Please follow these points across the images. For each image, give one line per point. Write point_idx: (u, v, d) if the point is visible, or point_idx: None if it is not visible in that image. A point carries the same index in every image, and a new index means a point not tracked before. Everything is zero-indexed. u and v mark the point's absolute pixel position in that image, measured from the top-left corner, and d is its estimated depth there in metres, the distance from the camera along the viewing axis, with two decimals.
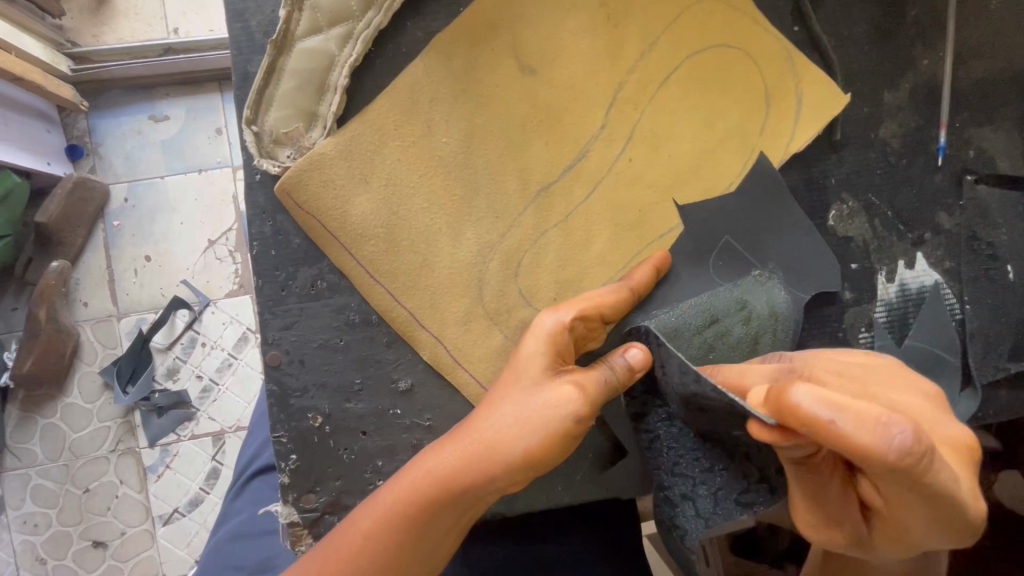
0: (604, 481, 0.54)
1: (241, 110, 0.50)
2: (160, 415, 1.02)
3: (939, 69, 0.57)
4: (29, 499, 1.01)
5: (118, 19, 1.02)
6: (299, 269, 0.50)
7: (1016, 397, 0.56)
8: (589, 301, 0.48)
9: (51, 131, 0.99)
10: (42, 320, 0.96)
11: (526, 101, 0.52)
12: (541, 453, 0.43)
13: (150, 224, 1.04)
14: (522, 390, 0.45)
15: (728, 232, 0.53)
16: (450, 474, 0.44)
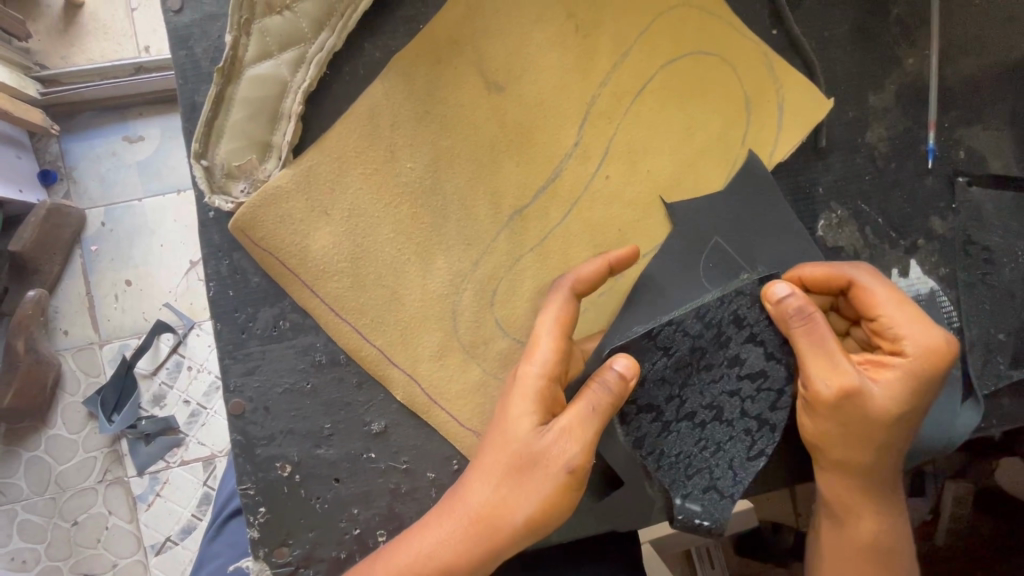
0: (605, 510, 0.51)
1: (190, 143, 0.47)
2: (149, 443, 0.98)
3: (925, 68, 0.54)
4: (15, 535, 0.98)
5: (86, 39, 0.99)
6: (258, 309, 0.47)
7: (1014, 404, 0.55)
8: (553, 331, 0.44)
9: (22, 157, 0.96)
10: (21, 353, 0.92)
11: (494, 120, 0.49)
12: (544, 518, 0.40)
13: (129, 248, 1.01)
14: (514, 456, 0.41)
15: (717, 233, 0.50)
16: (449, 555, 0.41)
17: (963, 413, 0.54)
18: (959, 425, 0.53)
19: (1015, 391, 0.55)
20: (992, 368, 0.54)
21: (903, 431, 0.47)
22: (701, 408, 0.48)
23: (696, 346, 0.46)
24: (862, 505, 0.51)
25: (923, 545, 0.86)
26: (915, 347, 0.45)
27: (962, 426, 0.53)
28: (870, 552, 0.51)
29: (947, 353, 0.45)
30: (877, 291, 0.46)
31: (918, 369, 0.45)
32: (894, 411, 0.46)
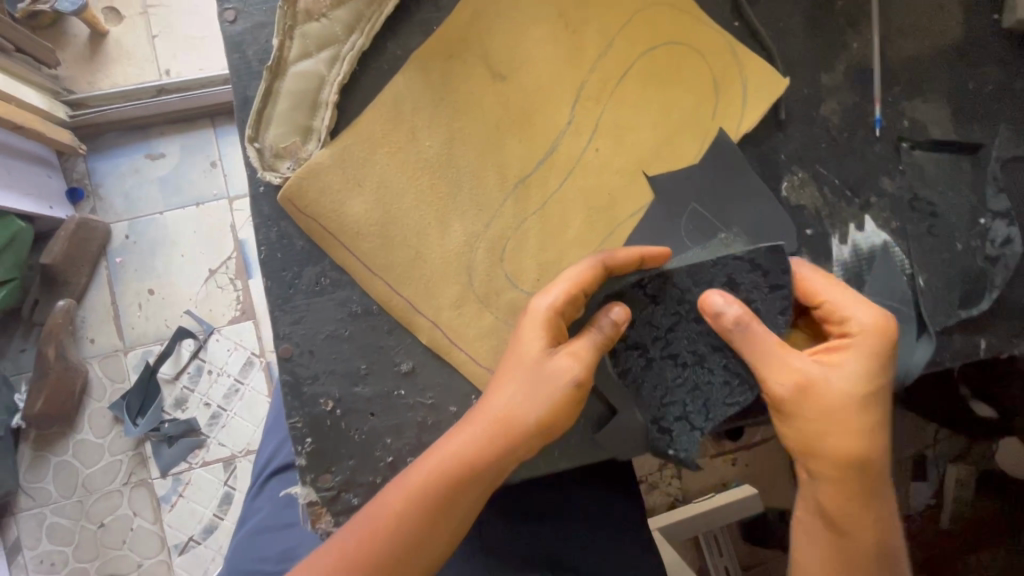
0: (603, 440, 0.58)
1: (243, 130, 0.56)
2: (171, 445, 1.15)
3: (869, 51, 0.63)
4: (45, 539, 1.13)
5: (111, 65, 1.20)
6: (302, 268, 0.55)
7: (964, 341, 0.62)
8: (568, 282, 0.52)
9: (52, 175, 1.16)
10: (51, 358, 1.10)
11: (499, 104, 0.58)
12: (552, 419, 0.49)
13: (151, 258, 1.20)
14: (528, 369, 0.49)
15: (695, 200, 0.59)
16: (473, 453, 0.49)
17: (919, 347, 0.61)
18: (916, 359, 0.61)
19: (966, 329, 0.62)
20: (943, 308, 0.62)
21: (874, 415, 0.52)
22: (688, 351, 0.56)
23: (685, 295, 0.56)
24: (859, 517, 0.52)
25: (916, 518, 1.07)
26: (860, 322, 0.52)
27: (918, 359, 0.61)
28: (871, 562, 0.53)
29: (883, 326, 0.52)
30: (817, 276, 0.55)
31: (866, 348, 0.52)
32: (853, 392, 0.52)
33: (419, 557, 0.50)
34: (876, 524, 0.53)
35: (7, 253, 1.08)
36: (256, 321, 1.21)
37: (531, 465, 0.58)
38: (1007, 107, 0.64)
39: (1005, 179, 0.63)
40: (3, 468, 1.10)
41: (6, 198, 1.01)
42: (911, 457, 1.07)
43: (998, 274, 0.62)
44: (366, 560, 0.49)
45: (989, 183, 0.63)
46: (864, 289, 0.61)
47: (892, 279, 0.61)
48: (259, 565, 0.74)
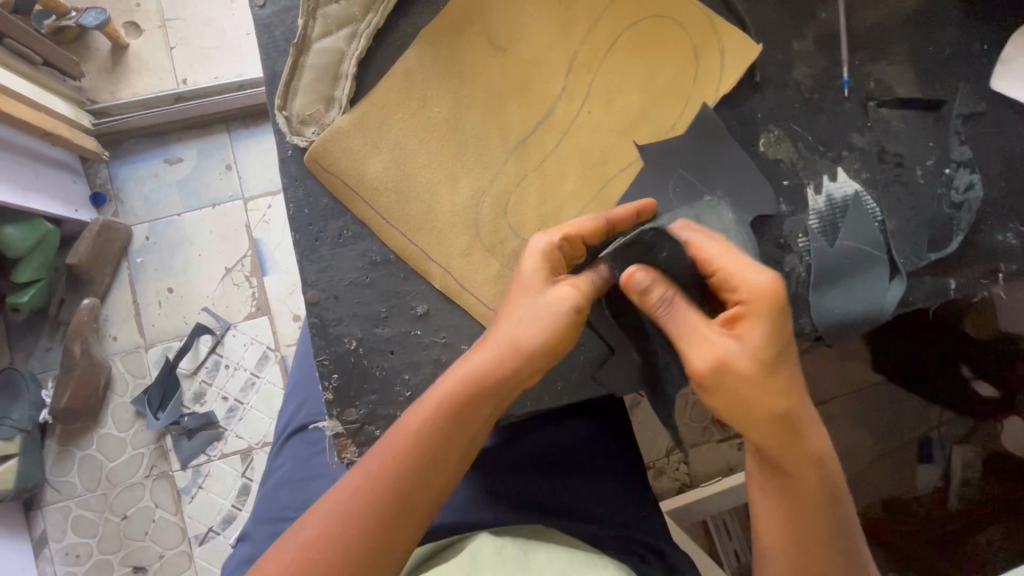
0: (604, 378, 0.64)
1: (272, 101, 0.63)
2: (190, 438, 1.27)
3: (836, 19, 0.69)
4: (70, 531, 1.25)
5: (132, 75, 1.33)
6: (327, 223, 0.62)
7: (937, 283, 0.67)
8: (572, 227, 0.58)
9: (77, 182, 1.30)
10: (77, 355, 1.22)
11: (500, 73, 0.64)
12: (555, 341, 0.56)
13: (170, 258, 1.33)
14: (531, 298, 0.57)
15: (682, 166, 0.65)
16: (484, 370, 0.55)
17: (892, 289, 0.66)
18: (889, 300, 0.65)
19: (937, 271, 0.67)
20: (915, 252, 0.66)
21: (790, 369, 0.55)
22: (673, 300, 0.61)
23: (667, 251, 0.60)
24: (797, 468, 0.56)
25: (937, 508, 1.10)
26: (752, 288, 0.54)
27: (891, 300, 0.65)
28: (814, 500, 0.57)
29: (773, 285, 0.55)
30: (704, 250, 0.57)
31: (761, 305, 0.54)
32: (764, 353, 0.54)
33: (436, 473, 0.56)
34: (815, 466, 0.56)
35: (38, 253, 1.22)
36: (270, 316, 1.32)
37: (536, 399, 0.64)
38: (967, 68, 0.69)
39: (967, 132, 0.68)
40: (32, 462, 1.22)
41: (35, 199, 1.14)
42: (913, 439, 1.14)
43: (963, 218, 0.67)
44: (389, 477, 0.55)
45: (952, 137, 0.68)
46: (840, 236, 0.66)
47: (865, 226, 0.66)
48: (283, 515, 0.79)
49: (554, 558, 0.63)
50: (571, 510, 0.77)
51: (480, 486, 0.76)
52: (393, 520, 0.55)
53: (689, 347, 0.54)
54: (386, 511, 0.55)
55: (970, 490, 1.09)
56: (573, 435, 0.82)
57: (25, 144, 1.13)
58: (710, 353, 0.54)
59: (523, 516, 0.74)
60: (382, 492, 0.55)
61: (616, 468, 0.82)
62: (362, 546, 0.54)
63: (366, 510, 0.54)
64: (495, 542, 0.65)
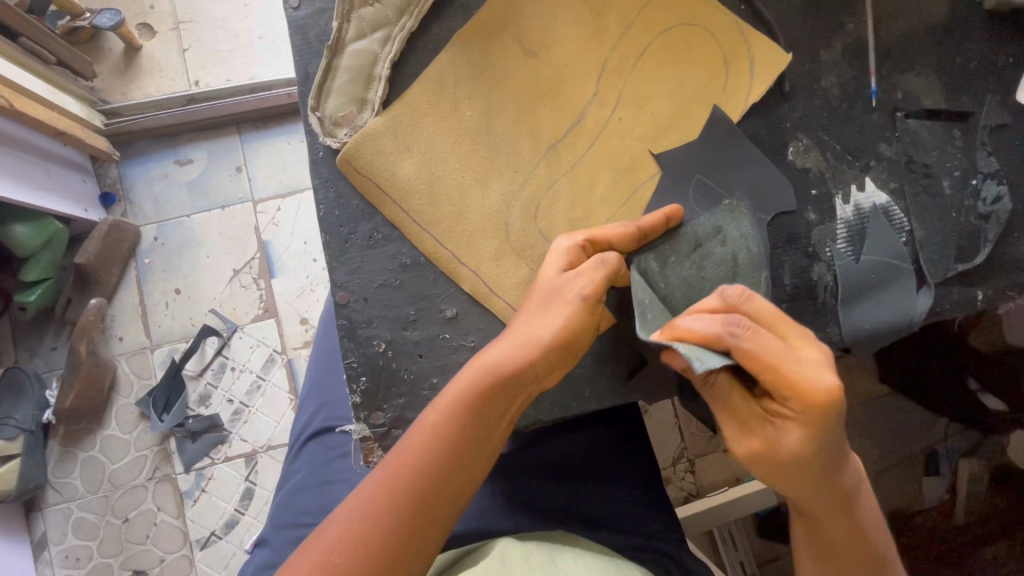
0: (636, 387, 0.63)
1: (305, 101, 0.63)
2: (195, 440, 1.26)
3: (864, 30, 0.70)
4: (70, 534, 1.23)
5: (145, 77, 1.34)
6: (358, 224, 0.63)
7: (965, 294, 0.66)
8: (600, 232, 0.59)
9: (87, 181, 1.29)
10: (83, 354, 1.21)
11: (532, 77, 0.65)
12: (566, 331, 0.55)
13: (178, 259, 1.32)
14: (546, 289, 0.57)
15: (698, 171, 0.65)
16: (500, 362, 0.55)
17: (920, 298, 0.65)
18: (918, 309, 0.65)
19: (964, 282, 0.67)
20: (943, 263, 0.66)
21: (835, 448, 0.53)
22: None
23: (695, 266, 0.61)
24: (830, 516, 0.57)
25: (945, 522, 1.11)
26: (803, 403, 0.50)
27: (920, 309, 0.65)
28: (846, 545, 0.58)
29: (832, 394, 0.50)
30: (749, 355, 0.51)
31: (808, 419, 0.51)
32: (807, 452, 0.52)
33: (458, 472, 0.56)
34: (846, 515, 0.57)
35: (47, 252, 1.21)
36: (278, 319, 1.31)
37: (564, 403, 0.64)
38: (993, 81, 0.70)
39: (993, 144, 0.68)
40: (34, 463, 1.21)
41: (43, 198, 1.13)
42: (920, 452, 1.13)
43: (990, 229, 0.67)
44: (410, 475, 0.55)
45: (979, 148, 0.68)
46: (866, 246, 0.66)
47: (890, 237, 0.66)
48: (301, 518, 0.78)
49: (579, 562, 0.65)
50: (592, 516, 0.76)
51: (499, 492, 0.75)
52: (414, 520, 0.54)
53: (728, 436, 0.57)
54: (408, 510, 0.54)
55: (975, 502, 1.10)
56: (592, 441, 0.81)
57: (37, 144, 1.13)
58: (745, 444, 0.55)
59: (543, 523, 0.73)
60: (403, 491, 0.54)
61: (636, 477, 0.81)
62: (385, 547, 0.53)
63: (387, 511, 0.54)
64: (521, 545, 0.65)
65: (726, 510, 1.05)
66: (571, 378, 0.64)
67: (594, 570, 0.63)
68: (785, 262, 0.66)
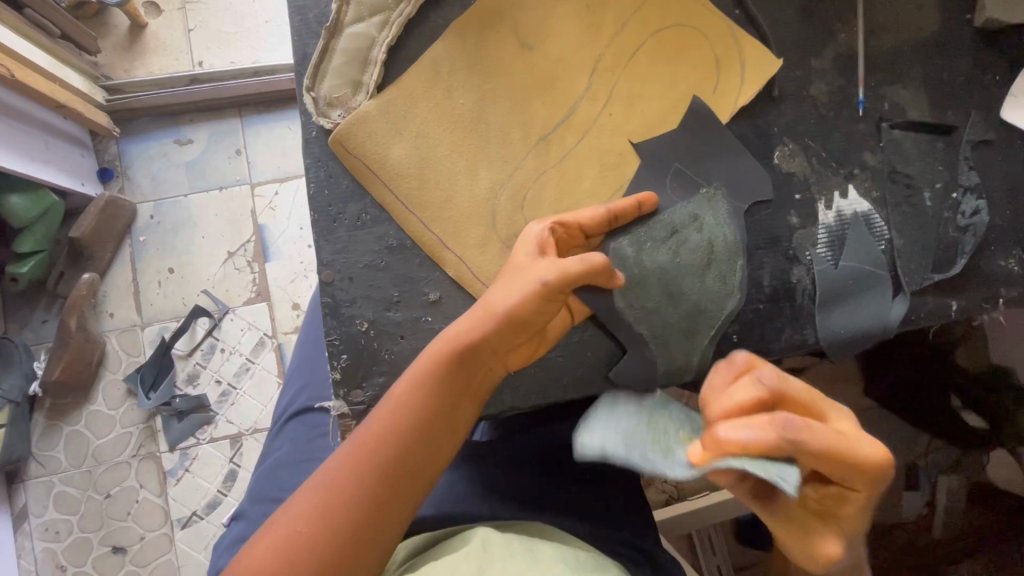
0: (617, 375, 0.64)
1: (301, 81, 0.64)
2: (180, 420, 1.26)
3: (855, 41, 0.71)
4: (51, 507, 1.24)
5: (148, 54, 1.34)
6: (347, 205, 0.64)
7: (940, 304, 0.68)
8: (572, 215, 0.61)
9: (85, 155, 1.30)
10: (73, 329, 1.20)
11: (526, 69, 0.66)
12: (525, 307, 0.55)
13: (173, 238, 1.33)
14: (511, 265, 0.59)
15: (677, 160, 0.66)
16: (459, 334, 0.57)
17: (895, 305, 0.67)
18: (894, 315, 0.66)
19: (939, 292, 0.68)
20: (920, 272, 0.68)
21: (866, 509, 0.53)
22: (676, 299, 0.64)
23: (669, 250, 0.64)
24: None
25: (923, 538, 1.12)
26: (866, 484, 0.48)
27: (896, 315, 0.66)
28: None
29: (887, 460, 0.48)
30: (815, 448, 0.46)
31: (871, 493, 0.49)
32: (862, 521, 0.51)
33: (427, 444, 0.57)
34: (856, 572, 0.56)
35: (41, 224, 1.21)
36: (269, 303, 1.31)
37: (541, 391, 0.65)
38: (978, 96, 0.71)
39: (975, 159, 0.70)
40: (18, 434, 1.21)
41: (40, 169, 1.14)
42: (901, 467, 1.14)
43: (968, 241, 0.68)
44: (376, 447, 0.56)
45: (961, 162, 0.70)
46: (844, 252, 0.67)
47: (869, 244, 0.67)
48: (279, 495, 0.79)
49: (557, 552, 0.63)
50: (567, 507, 0.77)
51: (476, 479, 0.76)
52: (380, 490, 0.55)
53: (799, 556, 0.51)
54: (374, 479, 0.55)
55: (953, 517, 1.11)
56: (571, 433, 0.82)
57: (36, 115, 1.13)
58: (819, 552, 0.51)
59: (518, 511, 0.74)
60: (369, 462, 0.55)
61: (612, 470, 0.82)
62: (350, 519, 0.54)
63: (354, 483, 0.55)
64: (501, 534, 0.64)
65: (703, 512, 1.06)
66: (551, 366, 0.65)
67: (572, 558, 0.63)
68: (764, 262, 0.67)
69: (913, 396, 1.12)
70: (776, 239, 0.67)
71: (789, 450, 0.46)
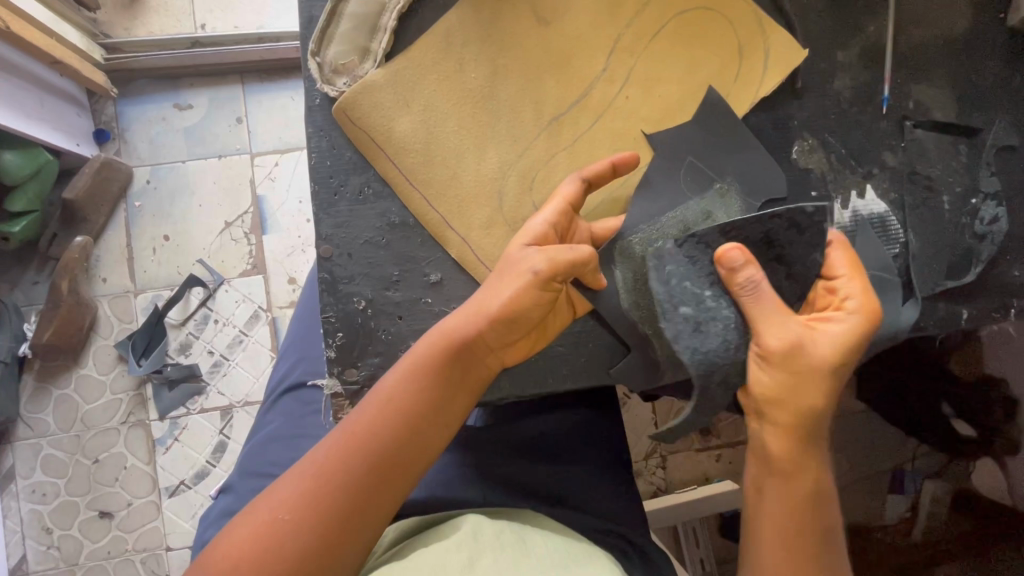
0: (620, 373, 0.63)
1: (307, 46, 0.62)
2: (171, 389, 1.25)
3: (883, 34, 0.68)
4: (38, 470, 1.23)
5: (150, 13, 1.29)
6: (349, 177, 0.61)
7: (951, 312, 0.66)
8: (561, 198, 0.58)
9: (81, 115, 1.26)
10: (64, 292, 1.18)
11: (542, 46, 0.63)
12: (519, 303, 0.55)
13: (169, 204, 1.30)
14: (506, 262, 0.57)
15: (690, 153, 0.63)
16: (453, 329, 0.56)
17: (905, 310, 0.65)
18: (903, 320, 0.65)
19: (951, 299, 0.67)
20: (933, 277, 0.66)
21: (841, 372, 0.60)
22: (691, 301, 0.59)
23: (689, 251, 0.60)
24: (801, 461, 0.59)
25: (902, 538, 1.13)
26: (854, 328, 0.58)
27: (904, 320, 0.65)
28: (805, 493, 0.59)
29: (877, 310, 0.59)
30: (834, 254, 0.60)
31: (858, 319, 0.58)
32: (835, 353, 0.58)
33: (416, 438, 0.56)
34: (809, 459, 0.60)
35: (34, 182, 1.17)
36: (265, 276, 1.29)
37: (540, 380, 0.63)
38: (1006, 99, 0.69)
39: (997, 164, 0.68)
40: (6, 395, 1.19)
41: (34, 127, 1.10)
42: (887, 472, 1.14)
43: (983, 250, 0.67)
44: (366, 438, 0.54)
45: (983, 167, 0.68)
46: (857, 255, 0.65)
47: (882, 248, 0.66)
48: (269, 470, 0.78)
49: (549, 543, 0.63)
50: (558, 497, 0.76)
51: (469, 465, 0.75)
52: (368, 481, 0.54)
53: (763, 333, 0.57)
54: (362, 470, 0.54)
55: (934, 521, 1.12)
56: (568, 423, 0.81)
57: (31, 69, 1.09)
58: (783, 341, 0.57)
59: (510, 499, 0.73)
60: (357, 453, 0.54)
61: (606, 462, 0.81)
62: (337, 510, 0.53)
63: (341, 474, 0.53)
64: (493, 524, 0.63)
65: (692, 506, 1.07)
66: (550, 356, 0.63)
67: (566, 550, 0.62)
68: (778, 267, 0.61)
69: (901, 405, 1.11)
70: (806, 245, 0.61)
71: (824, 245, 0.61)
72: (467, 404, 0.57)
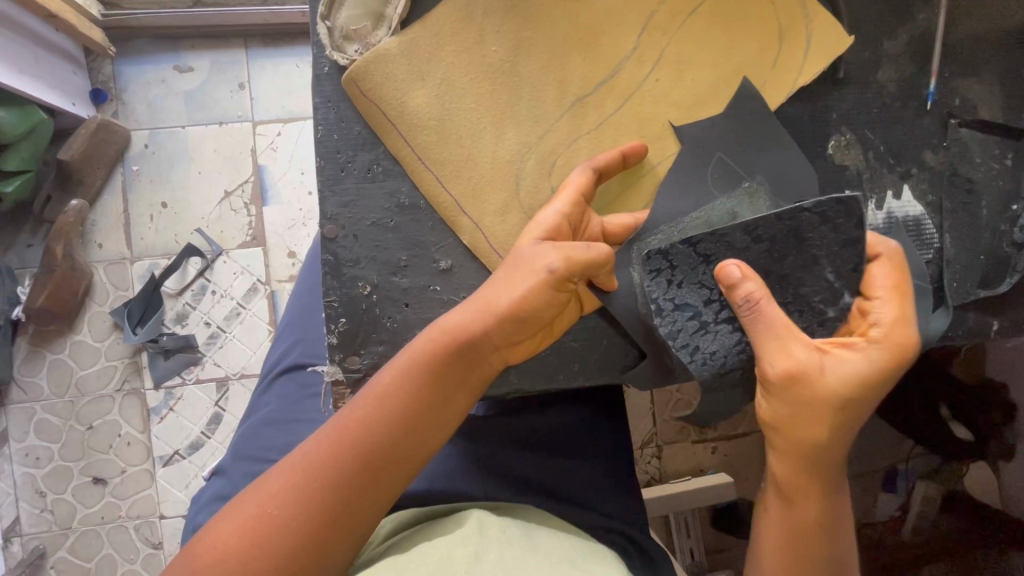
0: (632, 378, 0.60)
1: (316, 8, 0.57)
2: (167, 358, 1.22)
3: (934, 24, 0.64)
4: (31, 434, 1.21)
5: None
6: (357, 153, 0.58)
7: (980, 321, 0.64)
8: (574, 188, 0.55)
9: (78, 74, 1.20)
10: (59, 256, 1.14)
11: (569, 20, 0.58)
12: (529, 301, 0.52)
13: (168, 169, 1.25)
14: (512, 259, 0.54)
15: (721, 149, 0.59)
16: (455, 325, 0.53)
17: (935, 319, 0.62)
18: (933, 329, 0.62)
19: (982, 309, 0.64)
20: (966, 286, 0.63)
21: (863, 407, 0.55)
22: (700, 303, 0.56)
23: (704, 248, 0.55)
24: (803, 488, 0.57)
25: (892, 536, 1.10)
26: (872, 361, 0.53)
27: (935, 330, 0.61)
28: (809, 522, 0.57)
29: (912, 345, 0.54)
30: (879, 271, 0.55)
31: (879, 353, 0.53)
32: (844, 386, 0.53)
33: (412, 436, 0.53)
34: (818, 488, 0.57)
35: (28, 142, 1.12)
36: (264, 249, 1.25)
37: (550, 375, 0.61)
38: None
39: None
40: None
41: (29, 84, 1.04)
42: (880, 469, 1.13)
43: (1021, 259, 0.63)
44: (356, 435, 0.52)
45: None
46: None
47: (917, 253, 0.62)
48: (262, 454, 0.75)
49: (554, 540, 0.61)
50: (561, 493, 0.74)
51: (471, 457, 0.73)
52: (359, 477, 0.51)
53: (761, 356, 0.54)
54: (354, 465, 0.51)
55: (925, 522, 1.09)
56: (572, 417, 0.78)
57: (25, 22, 1.04)
58: (785, 367, 0.53)
59: (512, 493, 0.71)
60: (350, 450, 0.51)
61: (611, 458, 0.79)
62: (327, 503, 0.50)
63: (332, 466, 0.51)
64: (497, 518, 0.61)
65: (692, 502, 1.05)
66: (561, 350, 0.61)
67: (571, 548, 0.61)
68: (823, 262, 0.55)
69: (901, 395, 1.08)
70: (850, 242, 0.54)
71: (874, 257, 0.55)
72: (468, 405, 0.55)
